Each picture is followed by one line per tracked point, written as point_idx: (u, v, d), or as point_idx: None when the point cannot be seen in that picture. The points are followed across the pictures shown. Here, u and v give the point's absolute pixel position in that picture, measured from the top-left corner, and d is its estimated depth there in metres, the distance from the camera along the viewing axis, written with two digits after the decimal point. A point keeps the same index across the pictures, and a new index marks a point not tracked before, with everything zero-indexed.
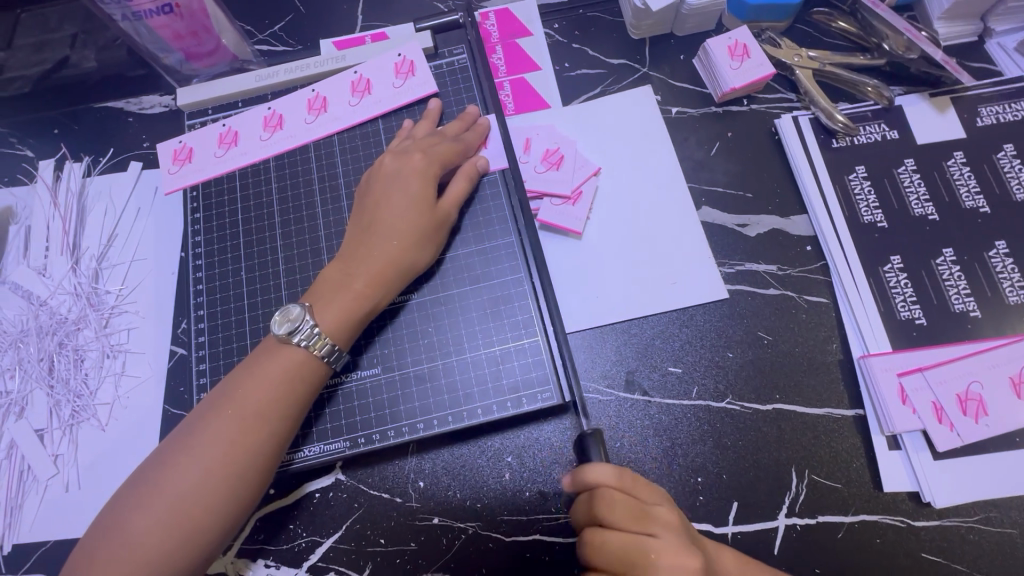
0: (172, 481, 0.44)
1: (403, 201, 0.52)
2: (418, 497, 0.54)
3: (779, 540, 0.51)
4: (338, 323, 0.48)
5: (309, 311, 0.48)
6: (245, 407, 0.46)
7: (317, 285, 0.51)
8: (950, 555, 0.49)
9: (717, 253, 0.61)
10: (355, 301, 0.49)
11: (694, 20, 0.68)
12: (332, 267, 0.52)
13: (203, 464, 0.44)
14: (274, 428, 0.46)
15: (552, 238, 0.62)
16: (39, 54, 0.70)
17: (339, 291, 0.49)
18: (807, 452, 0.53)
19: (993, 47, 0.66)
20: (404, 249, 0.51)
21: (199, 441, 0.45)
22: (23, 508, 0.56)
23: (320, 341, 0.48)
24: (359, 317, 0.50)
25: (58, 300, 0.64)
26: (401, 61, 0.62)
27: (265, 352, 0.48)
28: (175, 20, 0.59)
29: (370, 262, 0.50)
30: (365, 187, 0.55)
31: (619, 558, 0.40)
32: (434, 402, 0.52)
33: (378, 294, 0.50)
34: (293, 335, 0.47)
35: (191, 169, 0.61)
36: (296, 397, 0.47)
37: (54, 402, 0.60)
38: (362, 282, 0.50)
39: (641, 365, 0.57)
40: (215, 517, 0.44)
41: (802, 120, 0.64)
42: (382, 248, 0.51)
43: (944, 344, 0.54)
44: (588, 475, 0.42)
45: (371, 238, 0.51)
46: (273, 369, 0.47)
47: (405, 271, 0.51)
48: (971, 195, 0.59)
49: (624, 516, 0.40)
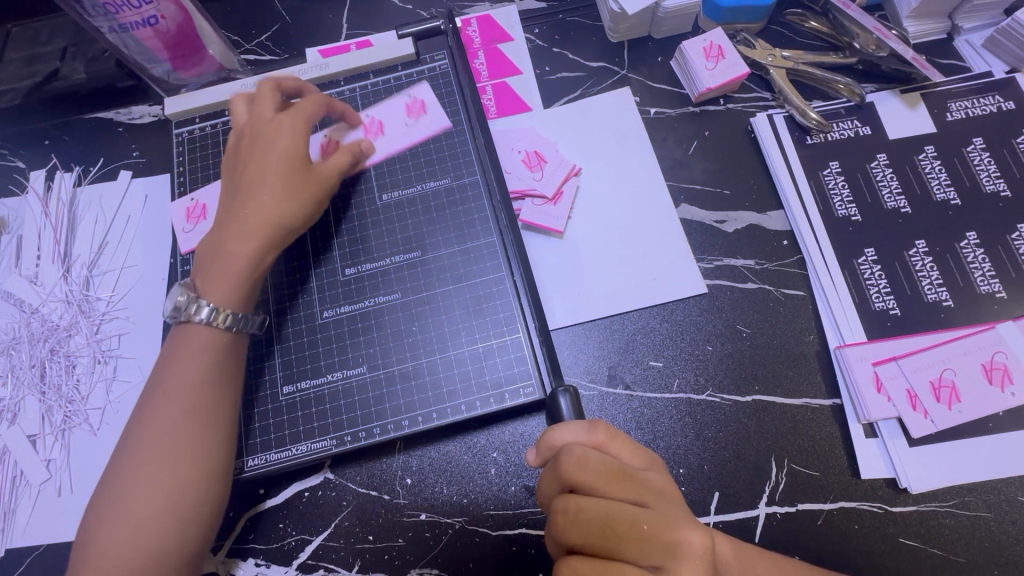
0: (129, 477, 0.45)
1: (277, 157, 0.53)
2: (406, 493, 0.55)
3: (760, 528, 0.52)
4: (222, 290, 0.50)
5: (193, 284, 0.50)
6: (175, 389, 0.47)
7: (200, 256, 0.52)
8: (926, 538, 0.51)
9: (696, 249, 0.62)
10: (233, 265, 0.50)
11: (671, 22, 0.70)
12: (207, 236, 0.53)
13: (153, 454, 0.45)
14: (210, 401, 0.47)
15: (534, 238, 0.63)
16: (30, 67, 0.73)
17: (218, 256, 0.51)
18: (787, 442, 0.54)
19: (961, 44, 0.68)
20: (278, 201, 0.52)
21: (144, 434, 0.46)
22: (15, 513, 0.56)
23: (221, 315, 0.49)
24: (243, 277, 0.51)
25: (50, 307, 0.65)
26: (412, 101, 0.63)
27: (180, 337, 0.49)
28: (162, 32, 0.60)
29: (243, 222, 0.51)
30: (235, 152, 0.55)
31: (602, 521, 0.38)
32: (418, 400, 0.53)
33: (260, 248, 0.51)
34: (190, 312, 0.49)
35: (204, 226, 0.61)
36: (223, 370, 0.49)
37: (46, 408, 0.60)
38: (239, 242, 0.51)
39: (623, 360, 0.58)
40: (175, 500, 0.45)
41: (776, 118, 0.66)
42: (255, 206, 0.51)
43: (917, 332, 0.56)
44: (558, 435, 0.42)
45: (241, 196, 0.52)
46: (197, 348, 0.49)
47: (286, 224, 0.52)
48: (942, 187, 0.61)
49: (602, 477, 0.39)
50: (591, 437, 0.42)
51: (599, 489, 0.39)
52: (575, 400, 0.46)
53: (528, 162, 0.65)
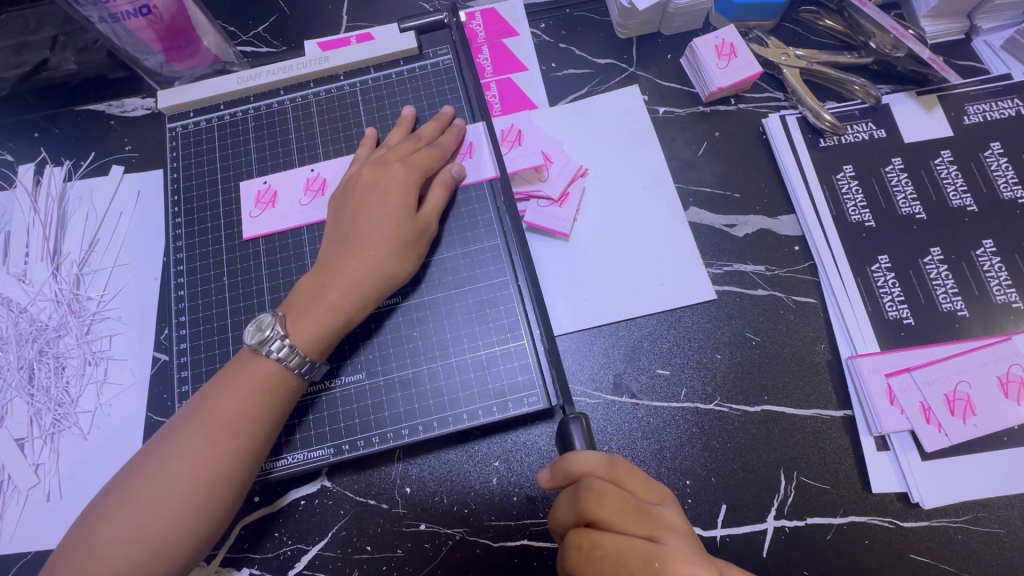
0: (144, 492, 0.43)
1: (388, 211, 0.51)
2: (405, 503, 0.54)
3: (768, 542, 0.50)
4: (313, 336, 0.48)
5: (281, 320, 0.48)
6: (217, 417, 0.45)
7: (292, 296, 0.50)
8: (938, 555, 0.49)
9: (705, 254, 0.61)
10: (328, 314, 0.48)
11: (681, 19, 0.68)
12: (309, 276, 0.51)
13: (172, 476, 0.43)
14: (247, 438, 0.45)
15: (539, 241, 0.62)
16: (18, 56, 0.67)
17: (313, 303, 0.49)
18: (797, 454, 0.53)
19: (979, 45, 0.66)
20: (382, 257, 0.50)
21: (170, 451, 0.44)
22: (3, 519, 0.55)
23: (293, 353, 0.47)
24: (335, 327, 0.49)
25: (39, 306, 0.63)
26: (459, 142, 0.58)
27: (238, 365, 0.48)
28: (155, 22, 0.58)
29: (345, 274, 0.49)
30: (343, 196, 0.54)
31: (617, 560, 0.37)
32: (418, 408, 0.52)
33: (356, 305, 0.49)
34: (268, 347, 0.47)
35: (274, 213, 0.58)
36: (268, 413, 0.46)
37: (35, 411, 0.59)
38: (336, 293, 0.49)
39: (629, 368, 0.57)
40: (186, 526, 0.43)
41: (789, 119, 0.64)
42: (361, 259, 0.50)
43: (931, 343, 0.54)
44: (576, 463, 0.40)
45: (350, 247, 0.50)
46: (247, 384, 0.46)
47: (385, 281, 0.50)
48: (958, 193, 0.59)
49: (618, 513, 0.39)
50: (611, 473, 0.40)
51: (614, 524, 0.38)
52: (586, 430, 0.42)
53: None
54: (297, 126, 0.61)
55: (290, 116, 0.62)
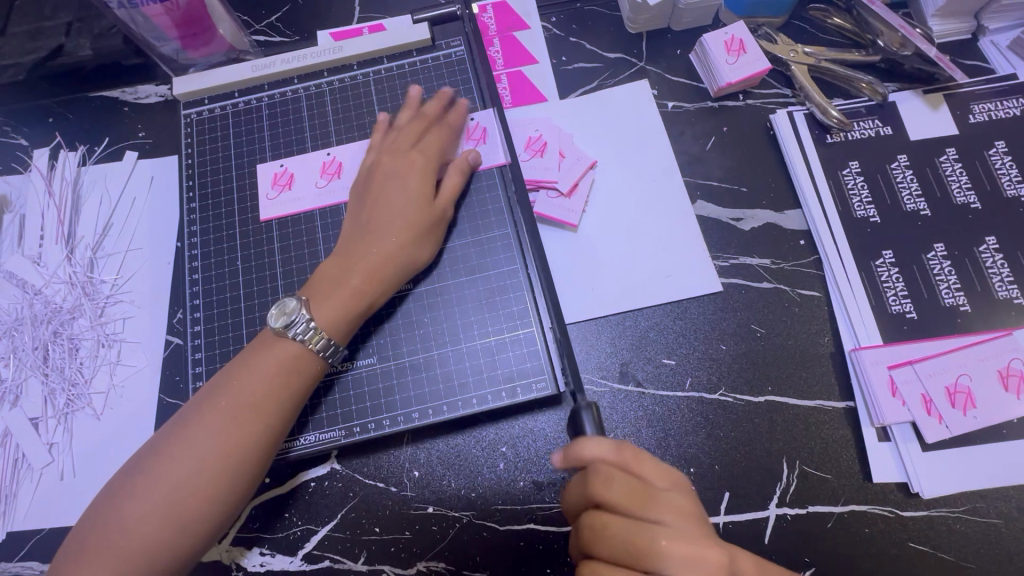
0: (168, 470, 0.44)
1: (408, 200, 0.52)
2: (413, 486, 0.54)
3: (770, 529, 0.51)
4: (334, 320, 0.49)
5: (305, 304, 0.49)
6: (241, 397, 0.46)
7: (314, 280, 0.51)
8: (936, 544, 0.50)
9: (711, 247, 0.61)
10: (350, 298, 0.49)
11: (691, 14, 0.68)
12: (330, 262, 0.51)
13: (196, 454, 0.44)
14: (270, 418, 0.46)
15: (548, 231, 0.63)
16: (34, 41, 0.68)
17: (336, 287, 0.49)
18: (800, 444, 0.54)
19: (986, 45, 0.67)
20: (402, 244, 0.51)
21: (194, 431, 0.45)
22: (18, 496, 0.56)
23: (316, 335, 0.48)
24: (357, 312, 0.50)
25: (53, 288, 0.64)
26: (474, 126, 0.59)
27: (260, 346, 0.49)
28: (172, 9, 0.58)
29: (367, 259, 0.50)
30: (362, 185, 0.55)
31: (622, 539, 0.39)
32: (429, 392, 0.53)
33: (377, 291, 0.50)
34: (292, 330, 0.48)
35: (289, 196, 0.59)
36: (290, 395, 0.47)
37: (49, 391, 0.60)
38: (358, 278, 0.50)
39: (635, 357, 0.58)
40: (210, 505, 0.44)
41: (797, 115, 0.65)
42: (382, 244, 0.51)
43: (932, 337, 0.55)
44: (587, 451, 0.39)
45: (371, 233, 0.51)
46: (268, 366, 0.47)
47: (405, 266, 0.52)
48: (962, 191, 0.60)
49: (627, 495, 0.40)
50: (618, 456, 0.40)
51: (625, 507, 0.40)
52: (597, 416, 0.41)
53: (531, 146, 0.63)
54: (311, 115, 0.62)
55: (304, 105, 0.62)
